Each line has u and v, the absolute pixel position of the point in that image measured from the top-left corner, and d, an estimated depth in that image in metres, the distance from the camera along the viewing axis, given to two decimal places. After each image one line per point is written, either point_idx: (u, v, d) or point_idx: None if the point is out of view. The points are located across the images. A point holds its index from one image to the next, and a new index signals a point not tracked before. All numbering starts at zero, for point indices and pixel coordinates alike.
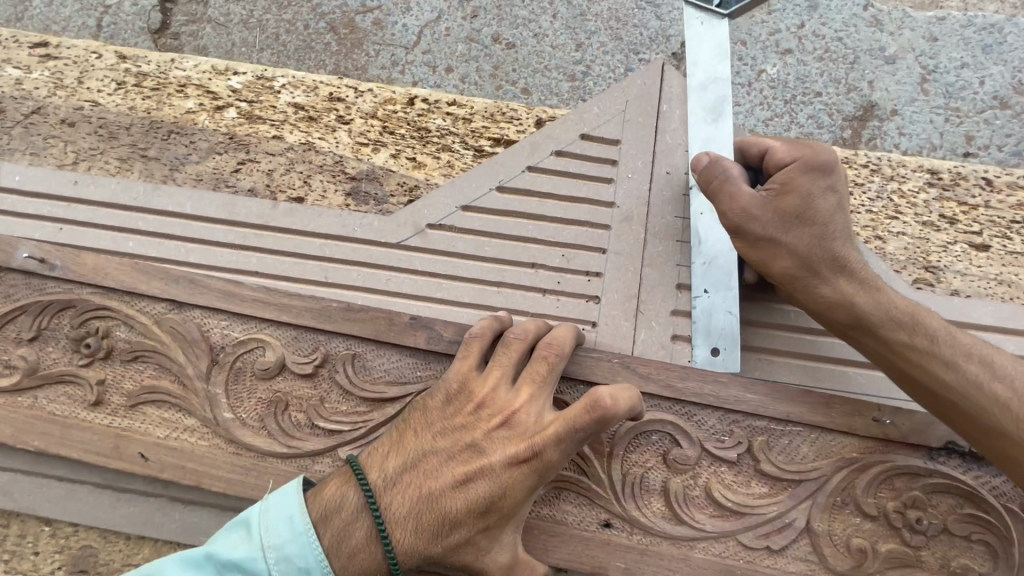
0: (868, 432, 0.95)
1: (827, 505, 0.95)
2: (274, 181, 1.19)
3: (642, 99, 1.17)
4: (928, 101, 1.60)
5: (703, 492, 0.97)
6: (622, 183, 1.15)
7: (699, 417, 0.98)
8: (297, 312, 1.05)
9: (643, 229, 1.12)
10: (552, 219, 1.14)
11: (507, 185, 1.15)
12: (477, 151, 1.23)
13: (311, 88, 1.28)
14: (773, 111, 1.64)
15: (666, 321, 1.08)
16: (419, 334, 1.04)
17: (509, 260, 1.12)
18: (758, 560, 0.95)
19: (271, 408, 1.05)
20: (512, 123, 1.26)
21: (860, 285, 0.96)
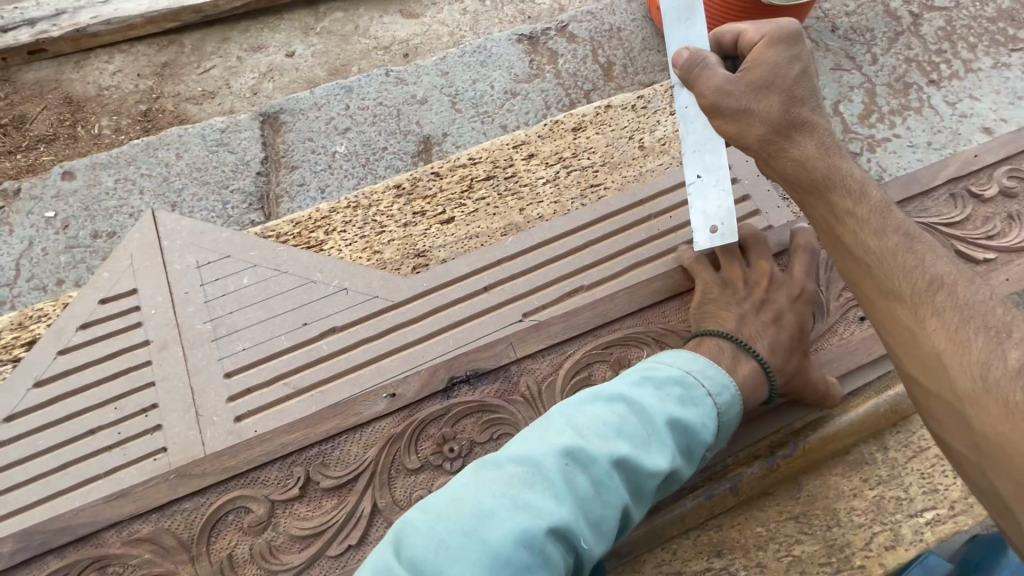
0: (390, 410, 1.21)
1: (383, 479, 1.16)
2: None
3: (144, 248, 1.38)
4: (464, 116, 2.26)
5: (286, 535, 1.13)
6: (151, 320, 1.31)
7: (262, 477, 1.17)
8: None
9: (181, 347, 1.29)
10: (95, 383, 1.25)
11: (43, 377, 1.25)
12: (12, 361, 1.30)
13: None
14: (358, 177, 2.16)
15: (227, 409, 1.23)
16: None
17: (67, 440, 1.21)
18: (349, 559, 1.11)
19: None
20: (43, 320, 1.36)
21: (824, 149, 1.09)
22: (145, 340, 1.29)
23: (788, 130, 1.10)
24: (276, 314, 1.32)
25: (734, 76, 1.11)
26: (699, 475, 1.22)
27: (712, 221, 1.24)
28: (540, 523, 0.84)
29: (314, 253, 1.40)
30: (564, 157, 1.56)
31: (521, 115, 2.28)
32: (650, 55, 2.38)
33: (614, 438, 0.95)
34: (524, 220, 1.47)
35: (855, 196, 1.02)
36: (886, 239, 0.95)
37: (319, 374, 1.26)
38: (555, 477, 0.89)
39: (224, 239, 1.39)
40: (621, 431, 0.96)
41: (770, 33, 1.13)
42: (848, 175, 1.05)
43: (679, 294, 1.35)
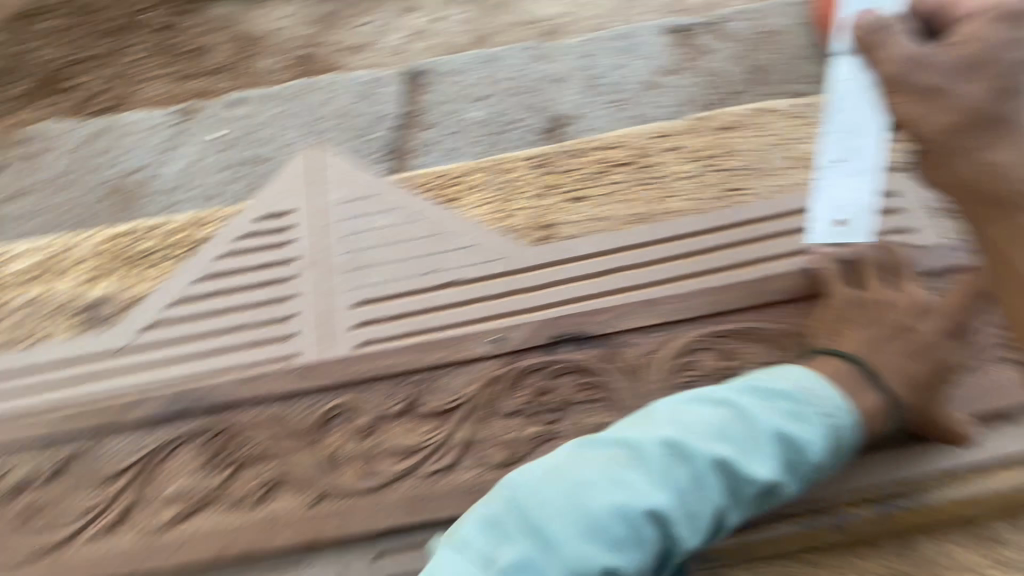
0: (495, 352, 1.27)
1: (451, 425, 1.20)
2: (14, 335, 1.43)
3: (301, 178, 1.50)
4: (597, 102, 2.17)
5: (386, 446, 1.24)
6: (299, 242, 1.44)
7: (369, 389, 1.28)
8: (46, 421, 1.34)
9: (321, 271, 1.40)
10: (246, 288, 1.41)
11: (206, 275, 1.43)
12: (180, 255, 1.49)
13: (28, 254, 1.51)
14: (482, 143, 2.17)
15: (351, 335, 1.33)
16: (149, 404, 1.32)
17: (218, 332, 1.37)
18: (437, 481, 1.22)
19: (25, 518, 1.29)
20: (208, 225, 1.53)
21: (1001, 137, 1.01)
22: (292, 260, 1.42)
23: (990, 120, 1.01)
24: (405, 258, 1.39)
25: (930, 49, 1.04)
26: (802, 506, 1.14)
27: (841, 215, 1.29)
28: (636, 503, 0.85)
29: (447, 209, 1.46)
30: (713, 156, 1.47)
31: (653, 111, 2.16)
32: (821, 59, 2.11)
33: (717, 440, 0.92)
34: (659, 213, 1.40)
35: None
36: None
37: (434, 323, 1.31)
38: (654, 470, 0.89)
39: (370, 181, 1.48)
40: (723, 433, 0.93)
41: (977, 6, 1.02)
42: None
43: (804, 297, 1.28)
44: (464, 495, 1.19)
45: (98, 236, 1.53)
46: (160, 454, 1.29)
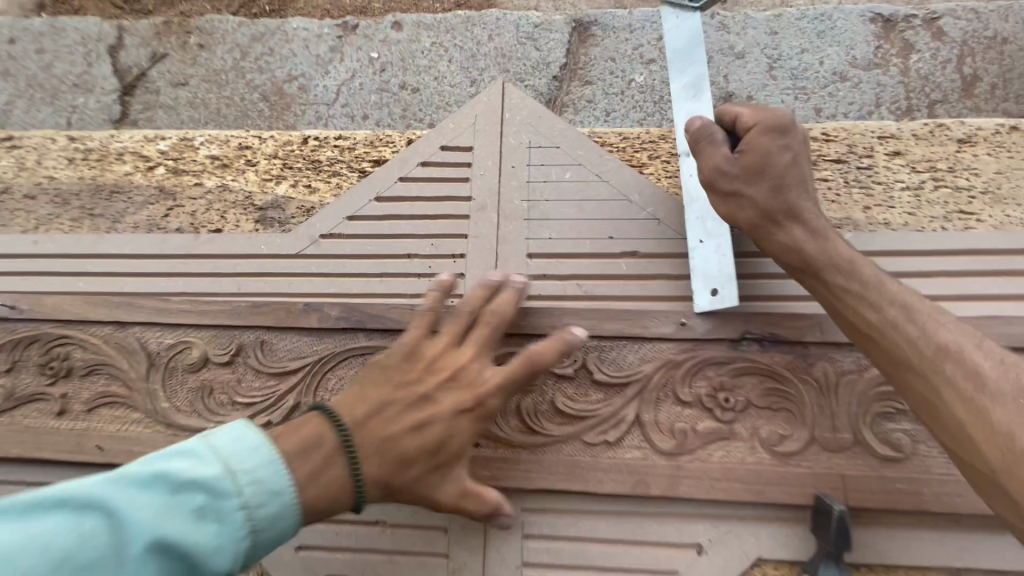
0: (677, 336, 1.15)
1: (360, 417, 1.00)
2: (195, 220, 1.44)
3: (487, 113, 1.42)
4: (777, 85, 2.02)
5: (551, 405, 1.14)
6: (478, 180, 1.37)
7: (540, 345, 1.18)
8: (215, 315, 1.27)
9: (497, 215, 1.34)
10: (422, 216, 1.36)
11: (384, 195, 1.37)
12: (360, 172, 1.49)
13: (223, 141, 1.57)
14: (645, 112, 2.08)
15: (521, 284, 1.28)
16: (313, 316, 1.24)
17: (389, 255, 1.33)
18: (600, 453, 1.10)
19: (198, 396, 1.22)
20: (388, 146, 1.53)
21: (811, 234, 1.11)
22: (469, 197, 1.36)
23: (778, 216, 1.12)
24: (587, 218, 1.31)
25: (732, 158, 1.15)
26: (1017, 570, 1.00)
27: None
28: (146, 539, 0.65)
29: (635, 174, 1.36)
30: (936, 168, 1.31)
31: (842, 104, 1.97)
32: None
33: (257, 511, 0.74)
34: (868, 220, 1.28)
35: (843, 273, 1.06)
36: (884, 312, 1.00)
37: (604, 291, 1.26)
38: (283, 497, 0.77)
39: (559, 130, 1.39)
40: (217, 523, 0.70)
41: (744, 117, 1.19)
42: (832, 256, 1.07)
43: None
44: (630, 476, 1.07)
45: (284, 138, 1.55)
46: (332, 361, 1.21)
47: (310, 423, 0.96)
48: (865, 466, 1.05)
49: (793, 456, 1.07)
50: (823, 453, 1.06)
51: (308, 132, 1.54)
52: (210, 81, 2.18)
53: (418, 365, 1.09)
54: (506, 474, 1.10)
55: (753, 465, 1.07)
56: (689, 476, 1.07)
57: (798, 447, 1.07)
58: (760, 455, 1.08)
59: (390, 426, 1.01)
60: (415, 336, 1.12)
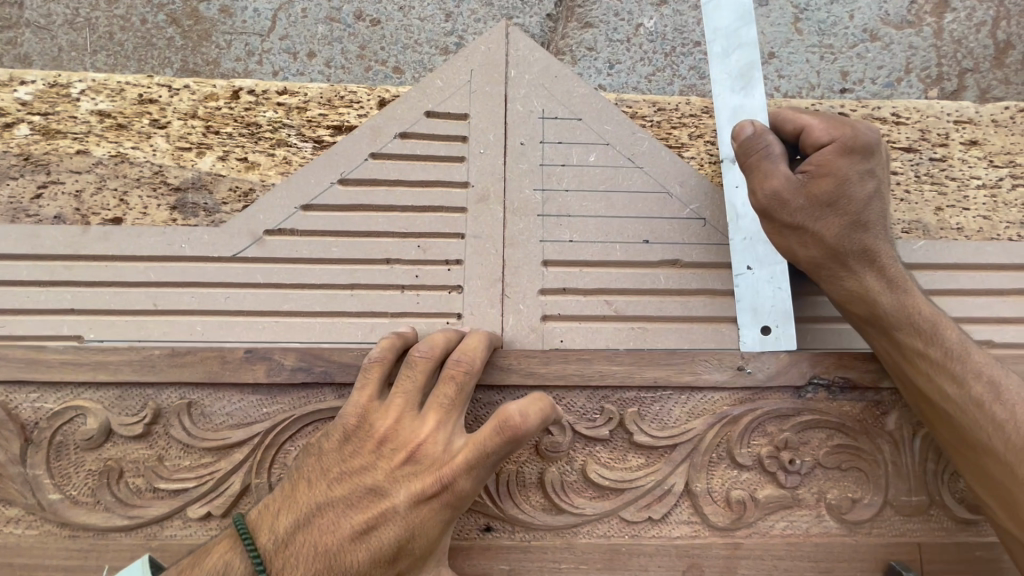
0: (734, 384, 0.94)
1: (285, 532, 0.79)
2: (82, 204, 1.03)
3: (488, 65, 1.08)
4: (803, 41, 1.73)
5: (581, 475, 0.91)
6: (476, 159, 1.04)
7: (566, 399, 0.93)
8: (115, 368, 0.92)
9: (503, 208, 1.03)
10: (403, 207, 1.03)
11: (349, 176, 1.03)
12: (315, 143, 1.09)
13: (115, 91, 1.10)
14: (655, 66, 1.71)
15: (537, 301, 1.00)
16: (258, 367, 0.92)
17: (361, 260, 1.01)
18: (642, 532, 0.90)
19: (102, 480, 0.89)
20: (353, 107, 1.12)
21: (887, 284, 0.88)
22: (465, 182, 1.04)
23: (847, 258, 0.89)
24: (618, 215, 1.03)
25: (796, 180, 0.89)
26: None
27: None
28: None
29: (677, 157, 1.07)
30: (1016, 163, 1.12)
31: (870, 69, 1.70)
32: None
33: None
34: (940, 225, 1.08)
35: (923, 338, 0.86)
36: (966, 387, 0.83)
37: (645, 309, 0.99)
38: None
39: (582, 95, 1.07)
40: None
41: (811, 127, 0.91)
42: (914, 315, 0.86)
43: None
44: (679, 558, 0.89)
45: (204, 88, 1.10)
46: (290, 429, 0.91)
47: (215, 551, 0.79)
48: (937, 529, 0.92)
49: (864, 524, 0.91)
50: (895, 518, 0.92)
51: (240, 82, 1.11)
52: None
53: (364, 445, 0.84)
54: (528, 566, 0.88)
55: (819, 537, 0.91)
56: (747, 555, 0.89)
57: (870, 513, 0.91)
58: (826, 524, 0.92)
59: (330, 537, 0.79)
60: (359, 402, 0.86)
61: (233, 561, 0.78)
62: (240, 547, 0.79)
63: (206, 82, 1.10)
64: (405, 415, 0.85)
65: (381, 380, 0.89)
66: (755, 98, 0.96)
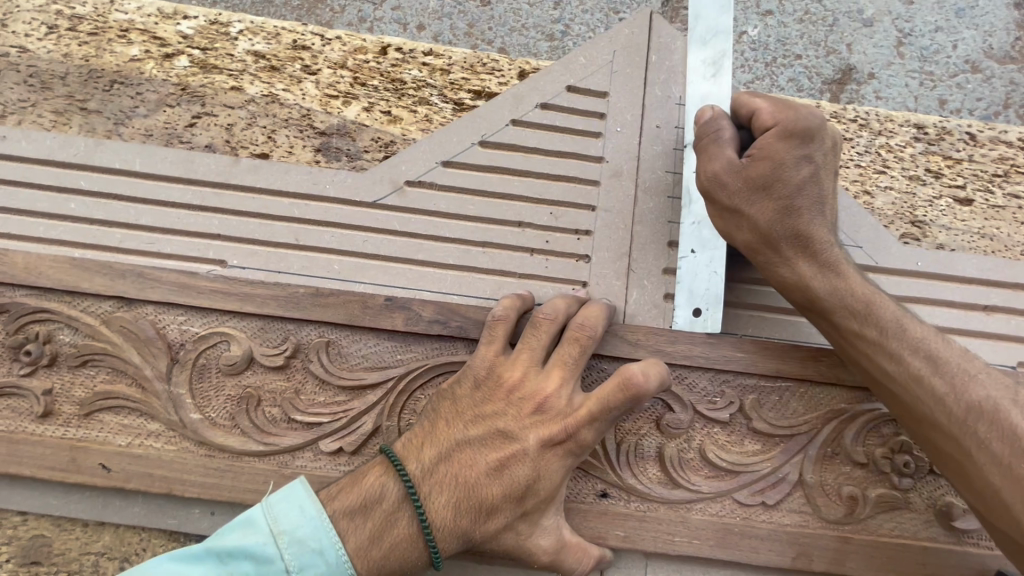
0: (854, 382, 0.95)
1: (428, 461, 0.82)
2: (233, 136, 1.08)
3: (631, 49, 1.12)
4: (904, 65, 1.75)
5: (698, 454, 0.93)
6: (612, 137, 1.09)
7: (689, 379, 0.95)
8: (262, 302, 0.96)
9: (634, 185, 1.07)
10: (539, 173, 1.07)
11: (490, 139, 1.07)
12: (456, 104, 1.12)
13: (272, 35, 1.15)
14: (754, 74, 1.75)
15: (660, 279, 1.04)
16: (396, 316, 0.96)
17: (496, 219, 1.04)
18: (754, 515, 0.92)
19: (242, 406, 0.93)
20: (494, 75, 1.15)
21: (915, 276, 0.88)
22: (600, 157, 1.08)
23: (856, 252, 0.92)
24: None
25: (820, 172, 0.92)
26: None
27: None
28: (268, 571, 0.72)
29: None
30: None
31: (970, 98, 1.71)
32: None
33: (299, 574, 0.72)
34: None
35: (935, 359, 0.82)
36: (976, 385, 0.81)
37: (764, 297, 1.01)
38: (330, 557, 0.74)
39: None
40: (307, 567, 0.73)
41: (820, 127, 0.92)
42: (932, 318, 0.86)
43: None
44: (789, 545, 0.91)
45: (356, 41, 1.15)
46: (421, 378, 0.94)
47: (370, 475, 0.82)
48: None
49: (973, 533, 0.92)
50: None
51: (390, 41, 1.16)
52: None
53: (495, 392, 0.86)
54: (643, 535, 0.90)
55: (926, 541, 0.93)
56: (856, 550, 0.91)
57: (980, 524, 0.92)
58: (934, 529, 0.93)
59: (472, 471, 0.82)
60: (489, 354, 0.88)
61: (389, 486, 0.81)
62: (394, 475, 0.82)
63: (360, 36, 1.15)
64: (536, 371, 0.87)
65: (505, 335, 0.90)
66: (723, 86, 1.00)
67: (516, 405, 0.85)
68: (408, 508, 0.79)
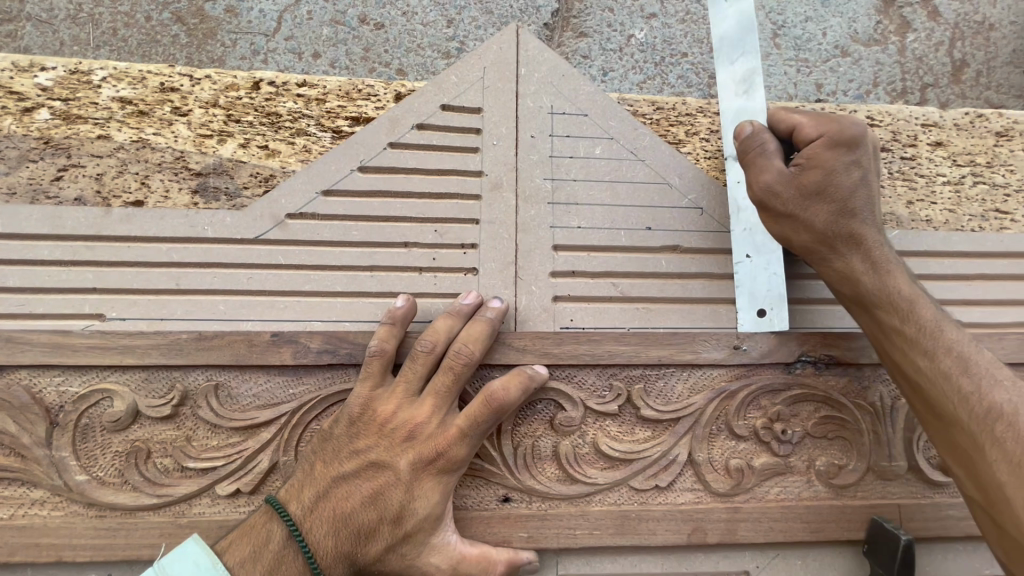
0: (729, 361, 1.02)
1: (309, 500, 0.84)
2: (103, 187, 1.06)
3: (499, 65, 1.16)
4: (781, 55, 1.86)
5: (592, 448, 0.98)
6: (489, 151, 1.12)
7: (578, 378, 1.00)
8: (143, 352, 0.94)
9: (515, 195, 1.11)
10: (421, 193, 1.09)
11: (369, 164, 1.09)
12: (334, 133, 1.14)
13: (137, 79, 1.13)
14: (645, 74, 1.84)
15: (546, 283, 1.07)
16: (285, 350, 0.96)
17: (381, 243, 1.06)
18: (649, 499, 0.97)
19: (130, 460, 0.91)
20: (370, 100, 1.17)
21: (870, 266, 0.95)
22: (479, 171, 1.11)
23: (834, 243, 0.96)
24: (621, 203, 1.12)
25: (788, 173, 0.97)
26: None
27: None
28: None
29: (674, 152, 1.17)
30: (975, 163, 1.25)
31: (842, 81, 1.85)
32: None
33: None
34: (912, 216, 1.19)
35: (899, 315, 0.92)
36: (936, 361, 0.86)
37: (643, 291, 1.08)
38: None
39: (586, 93, 1.16)
40: None
41: (832, 133, 0.96)
42: (894, 296, 0.93)
43: None
44: (684, 522, 0.96)
45: (226, 79, 1.15)
46: (315, 409, 0.95)
47: (257, 521, 0.83)
48: (917, 493, 1.01)
49: (849, 488, 1.00)
50: (877, 483, 1.00)
51: (261, 75, 1.16)
52: None
53: (370, 427, 0.87)
54: (546, 533, 0.94)
55: (811, 501, 0.99)
56: (745, 518, 0.97)
57: (854, 478, 1.00)
58: (816, 488, 1.00)
59: (350, 504, 0.83)
60: (365, 390, 0.89)
61: (275, 528, 0.82)
62: (278, 519, 0.82)
63: (229, 73, 1.15)
64: (410, 399, 0.89)
65: (383, 368, 0.91)
66: (758, 102, 1.04)
67: (388, 436, 0.86)
68: (294, 546, 0.81)
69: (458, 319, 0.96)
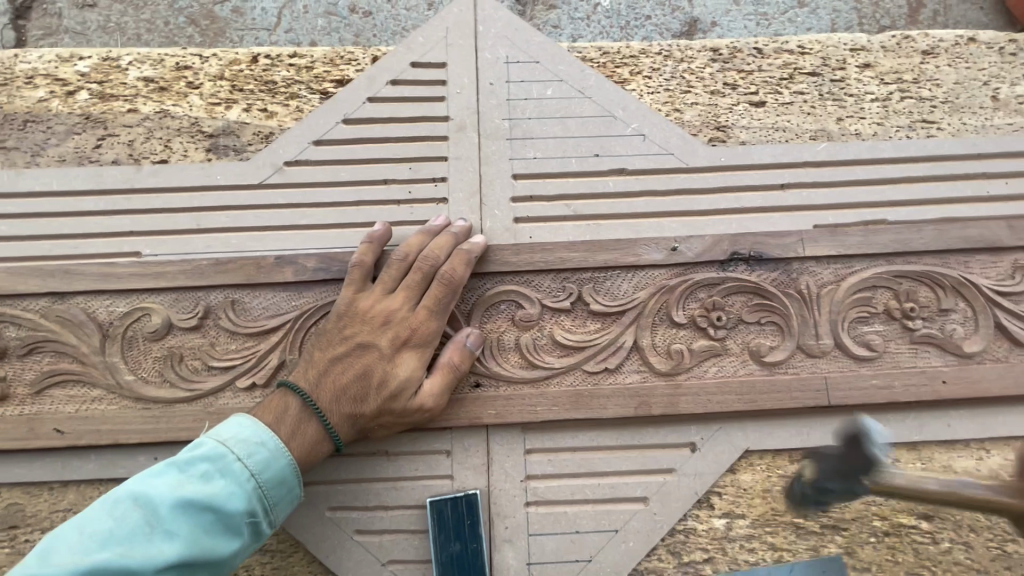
0: (668, 262, 1.17)
1: (309, 380, 1.02)
2: (134, 150, 1.27)
3: (460, 25, 1.33)
4: (740, 10, 1.97)
5: (550, 339, 1.14)
6: (454, 98, 1.30)
7: (536, 281, 1.16)
8: (173, 277, 1.14)
9: (477, 135, 1.27)
10: (397, 138, 1.27)
11: (352, 117, 1.28)
12: (322, 94, 1.33)
13: (157, 61, 1.35)
14: (612, 38, 1.98)
15: (508, 207, 1.23)
16: (287, 270, 1.15)
17: (364, 181, 1.24)
18: (601, 380, 1.12)
19: (167, 362, 1.11)
20: (351, 65, 1.36)
21: None
22: (446, 116, 1.29)
23: None
24: (571, 136, 1.27)
25: None
26: (965, 438, 1.13)
27: None
28: (217, 470, 0.86)
29: (618, 89, 1.32)
30: (902, 80, 1.36)
31: (801, 29, 1.94)
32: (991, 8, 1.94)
33: (250, 461, 0.89)
34: (841, 131, 1.31)
35: None
36: None
37: (594, 209, 1.22)
38: (271, 446, 0.92)
39: (536, 43, 1.32)
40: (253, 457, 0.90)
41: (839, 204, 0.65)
42: None
43: (990, 247, 1.19)
44: (632, 398, 1.11)
45: (229, 56, 1.36)
46: (315, 316, 1.13)
47: (274, 399, 1.00)
48: (844, 367, 1.13)
49: (780, 365, 1.13)
50: (806, 359, 1.13)
51: (259, 50, 1.36)
52: (124, 4, 1.95)
53: (356, 321, 1.06)
54: (511, 410, 1.10)
55: (746, 377, 1.12)
56: (686, 393, 1.11)
57: (785, 356, 1.13)
58: (751, 367, 1.13)
59: (344, 382, 1.02)
60: (349, 293, 1.08)
61: (290, 402, 1.00)
62: (292, 395, 1.00)
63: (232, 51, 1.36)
64: (387, 299, 1.07)
65: (364, 276, 1.10)
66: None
67: (372, 327, 1.05)
68: (308, 413, 0.99)
69: (427, 236, 1.13)
